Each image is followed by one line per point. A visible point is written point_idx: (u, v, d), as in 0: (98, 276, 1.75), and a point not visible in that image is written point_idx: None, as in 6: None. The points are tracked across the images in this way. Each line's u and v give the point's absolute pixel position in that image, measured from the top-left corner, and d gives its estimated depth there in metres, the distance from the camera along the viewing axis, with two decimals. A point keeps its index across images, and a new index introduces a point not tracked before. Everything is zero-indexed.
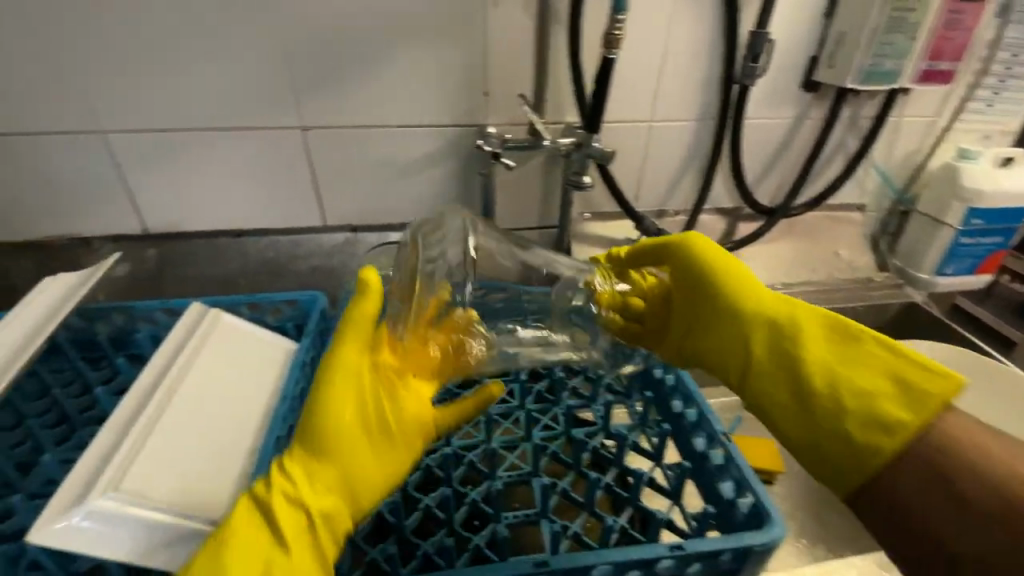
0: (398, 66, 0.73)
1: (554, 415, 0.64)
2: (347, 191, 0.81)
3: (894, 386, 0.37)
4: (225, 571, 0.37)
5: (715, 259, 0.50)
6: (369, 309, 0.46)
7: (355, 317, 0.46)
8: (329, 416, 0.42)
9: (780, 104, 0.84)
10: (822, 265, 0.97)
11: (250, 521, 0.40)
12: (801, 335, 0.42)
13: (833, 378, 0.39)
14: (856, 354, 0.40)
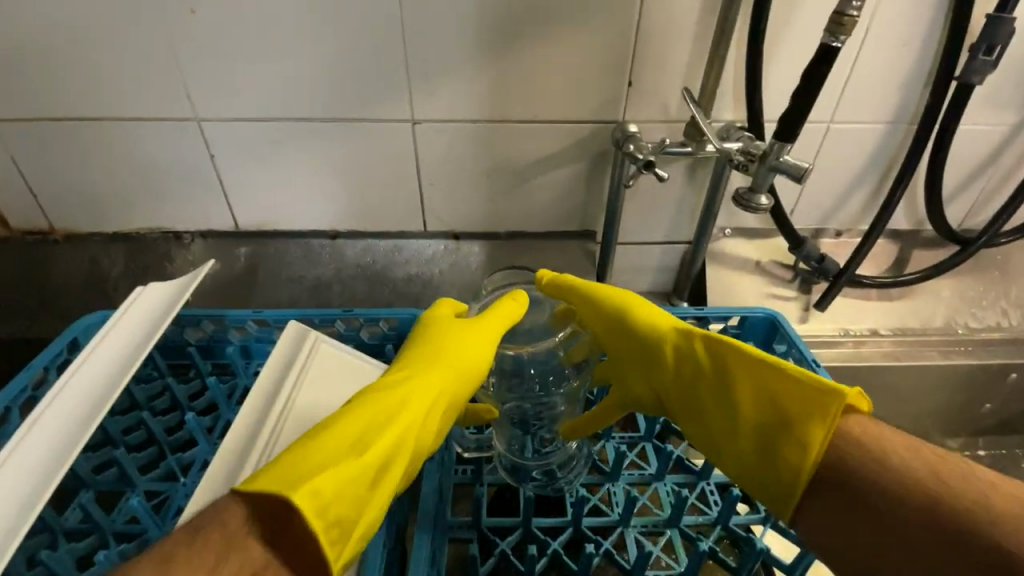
0: (528, 52, 0.60)
1: (702, 493, 0.54)
2: (454, 194, 0.71)
3: (779, 414, 0.42)
4: (327, 499, 0.36)
5: (618, 301, 0.51)
6: (512, 310, 0.50)
7: (500, 309, 0.50)
8: (427, 383, 0.45)
9: (998, 108, 0.66)
10: (1014, 308, 0.77)
11: (312, 460, 0.38)
12: (711, 373, 0.46)
13: (744, 413, 0.44)
14: (758, 381, 0.44)
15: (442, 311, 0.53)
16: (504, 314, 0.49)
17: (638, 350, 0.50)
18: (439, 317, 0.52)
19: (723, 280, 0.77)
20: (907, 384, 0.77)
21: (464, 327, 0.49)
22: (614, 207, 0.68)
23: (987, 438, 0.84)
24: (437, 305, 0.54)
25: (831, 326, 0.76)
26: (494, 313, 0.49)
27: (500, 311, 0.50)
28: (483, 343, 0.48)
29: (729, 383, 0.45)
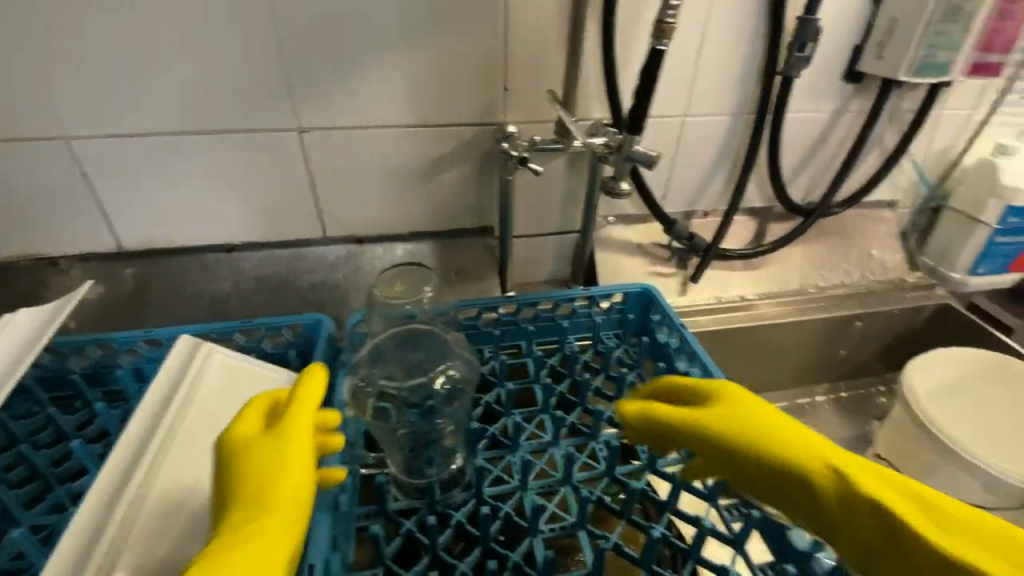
0: (407, 61, 0.64)
1: (593, 452, 0.60)
2: (350, 199, 0.73)
3: None
4: None
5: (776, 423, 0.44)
6: (307, 394, 0.46)
7: (297, 399, 0.46)
8: (260, 502, 0.39)
9: (818, 97, 0.77)
10: (854, 267, 0.91)
11: None
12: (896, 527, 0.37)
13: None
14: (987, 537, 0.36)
15: (247, 414, 0.45)
16: (306, 398, 0.46)
17: (799, 490, 0.41)
18: (242, 427, 0.44)
19: (614, 262, 0.85)
20: (775, 340, 0.88)
21: (274, 431, 0.43)
22: (504, 201, 0.72)
23: (847, 381, 0.98)
24: (240, 413, 0.45)
25: (706, 295, 0.85)
26: (299, 400, 0.45)
27: (303, 395, 0.46)
28: (298, 433, 0.43)
29: (830, 498, 0.40)
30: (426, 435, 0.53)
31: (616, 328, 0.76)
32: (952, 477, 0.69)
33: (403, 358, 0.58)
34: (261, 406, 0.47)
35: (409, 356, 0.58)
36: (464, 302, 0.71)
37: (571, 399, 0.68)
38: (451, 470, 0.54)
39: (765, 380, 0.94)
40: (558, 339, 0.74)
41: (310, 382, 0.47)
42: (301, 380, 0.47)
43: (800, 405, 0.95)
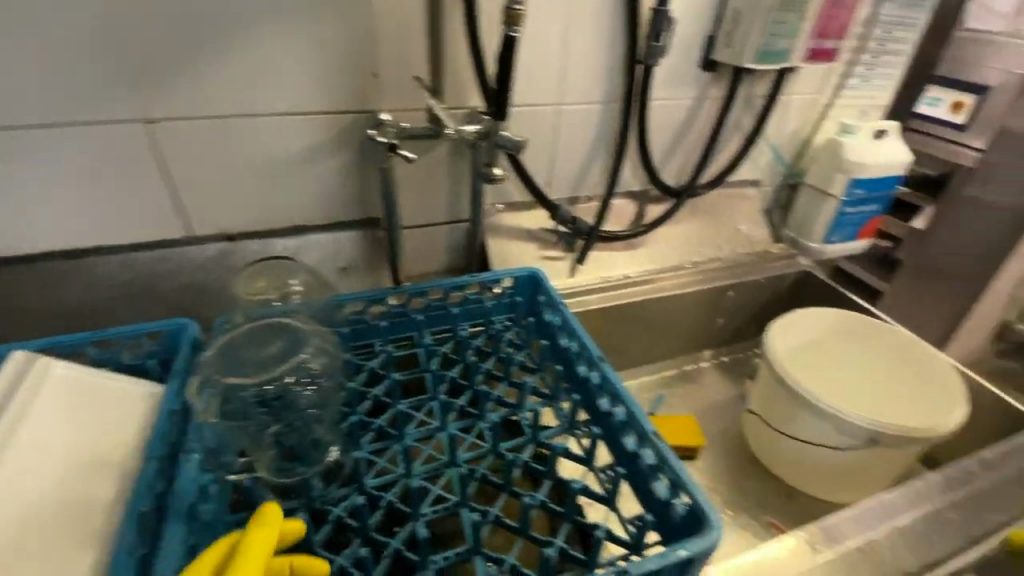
0: (263, 49, 0.61)
1: (480, 432, 0.62)
2: (217, 195, 0.69)
3: None
4: None
5: None
6: (256, 540, 0.39)
7: (243, 547, 0.38)
8: None
9: (680, 85, 0.83)
10: (726, 243, 0.99)
11: None
12: None
13: None
14: None
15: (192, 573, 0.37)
16: (256, 543, 0.39)
17: None
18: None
19: (505, 248, 0.86)
20: (660, 314, 0.94)
21: None
22: (386, 191, 0.72)
23: (727, 347, 1.07)
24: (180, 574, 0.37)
25: (595, 276, 0.89)
26: (252, 553, 0.37)
27: (254, 541, 0.39)
28: None
29: None
30: (291, 425, 0.56)
31: (507, 312, 0.77)
32: (813, 428, 0.75)
33: (253, 352, 0.56)
34: (209, 557, 0.38)
35: (263, 352, 0.57)
36: (350, 295, 0.67)
37: (462, 384, 0.69)
38: (326, 463, 0.55)
39: (655, 352, 1.00)
40: (449, 326, 0.75)
41: (261, 529, 0.40)
42: (250, 528, 0.40)
43: (686, 371, 1.04)
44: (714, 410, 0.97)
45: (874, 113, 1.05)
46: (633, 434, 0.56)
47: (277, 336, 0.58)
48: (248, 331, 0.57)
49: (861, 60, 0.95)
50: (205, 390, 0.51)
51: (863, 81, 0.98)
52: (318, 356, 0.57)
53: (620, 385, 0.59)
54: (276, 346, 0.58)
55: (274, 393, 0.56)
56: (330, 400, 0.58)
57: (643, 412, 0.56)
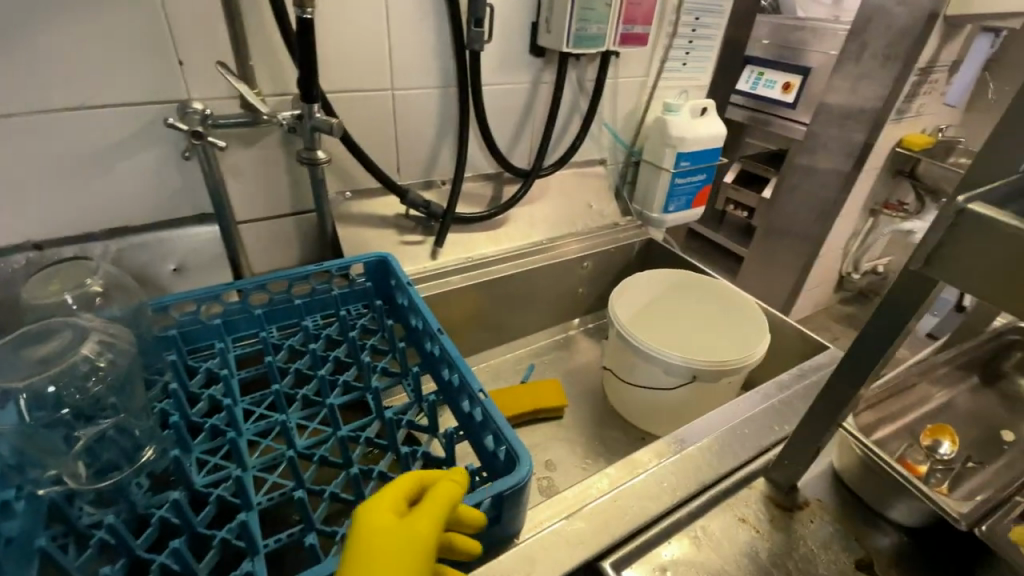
0: (39, 37, 0.56)
1: (325, 418, 0.62)
2: (10, 198, 0.63)
3: None
4: None
5: None
6: (445, 496, 0.42)
7: (432, 498, 0.42)
8: None
9: (513, 70, 0.88)
10: (578, 217, 1.06)
11: None
12: None
13: None
14: None
15: (388, 493, 0.42)
16: (442, 501, 0.42)
17: None
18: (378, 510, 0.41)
19: (358, 237, 0.87)
20: (522, 288, 0.99)
21: (404, 528, 0.40)
22: (212, 183, 0.69)
23: (592, 314, 1.15)
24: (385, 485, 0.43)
25: (454, 257, 0.92)
26: (435, 507, 0.41)
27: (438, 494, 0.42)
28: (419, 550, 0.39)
29: None
30: (100, 432, 0.54)
31: (359, 299, 0.78)
32: (648, 372, 0.85)
33: (30, 355, 0.52)
34: (409, 489, 0.43)
35: (36, 353, 0.52)
36: (174, 297, 0.65)
37: (310, 374, 0.69)
38: (144, 467, 0.53)
39: (524, 324, 1.06)
40: (296, 320, 0.74)
41: (448, 488, 0.43)
42: (443, 482, 0.44)
43: (557, 340, 1.11)
44: (581, 373, 1.05)
45: (696, 93, 1.18)
46: (467, 397, 0.59)
47: (57, 332, 0.54)
48: (22, 333, 0.53)
49: (677, 45, 1.06)
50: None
51: (681, 65, 1.10)
52: (104, 354, 0.54)
53: (455, 353, 0.62)
54: (59, 343, 0.53)
55: (58, 396, 0.52)
56: (135, 398, 0.56)
57: (474, 375, 0.60)
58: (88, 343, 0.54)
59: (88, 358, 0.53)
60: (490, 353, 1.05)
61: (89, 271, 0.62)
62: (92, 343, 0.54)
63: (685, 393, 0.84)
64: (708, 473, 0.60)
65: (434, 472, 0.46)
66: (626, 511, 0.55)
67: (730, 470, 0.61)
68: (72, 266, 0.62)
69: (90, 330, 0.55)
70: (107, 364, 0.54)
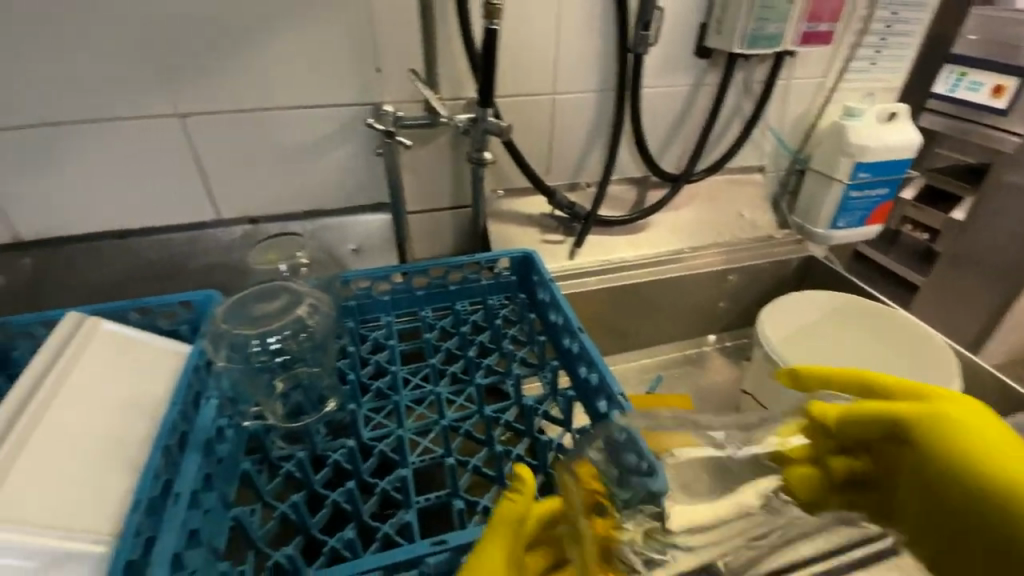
0: (278, 48, 0.69)
1: (469, 395, 0.67)
2: (239, 180, 0.76)
3: None
4: None
5: None
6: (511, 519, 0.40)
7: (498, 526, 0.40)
8: None
9: (676, 72, 0.86)
10: (728, 228, 1.00)
11: None
12: None
13: None
14: None
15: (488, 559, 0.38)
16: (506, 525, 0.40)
17: None
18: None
19: (505, 233, 0.91)
20: (660, 296, 0.96)
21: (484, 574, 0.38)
22: (391, 177, 0.78)
23: (732, 332, 1.08)
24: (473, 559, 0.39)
25: (594, 260, 0.92)
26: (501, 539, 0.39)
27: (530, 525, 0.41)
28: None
29: None
30: (296, 376, 0.65)
31: (503, 291, 0.82)
32: None
33: (258, 310, 0.65)
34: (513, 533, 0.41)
35: (261, 308, 0.65)
36: (355, 273, 0.74)
37: (457, 354, 0.75)
38: (325, 414, 0.62)
39: (657, 334, 1.02)
40: (448, 303, 0.80)
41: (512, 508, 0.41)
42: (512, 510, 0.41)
43: (690, 356, 1.05)
44: (714, 392, 0.99)
45: (883, 97, 1.04)
46: (605, 397, 0.59)
47: (279, 294, 0.67)
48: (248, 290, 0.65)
49: (865, 44, 0.96)
50: (218, 343, 0.59)
51: (868, 65, 0.99)
52: (314, 316, 0.64)
53: (596, 352, 0.63)
54: (282, 304, 0.66)
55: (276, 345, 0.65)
56: (324, 355, 0.65)
57: (614, 375, 0.59)
58: (304, 307, 0.64)
59: (302, 317, 0.64)
60: (618, 359, 1.03)
61: (295, 246, 0.75)
62: (305, 309, 0.64)
63: None
64: None
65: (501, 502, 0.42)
66: None
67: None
68: (283, 240, 0.75)
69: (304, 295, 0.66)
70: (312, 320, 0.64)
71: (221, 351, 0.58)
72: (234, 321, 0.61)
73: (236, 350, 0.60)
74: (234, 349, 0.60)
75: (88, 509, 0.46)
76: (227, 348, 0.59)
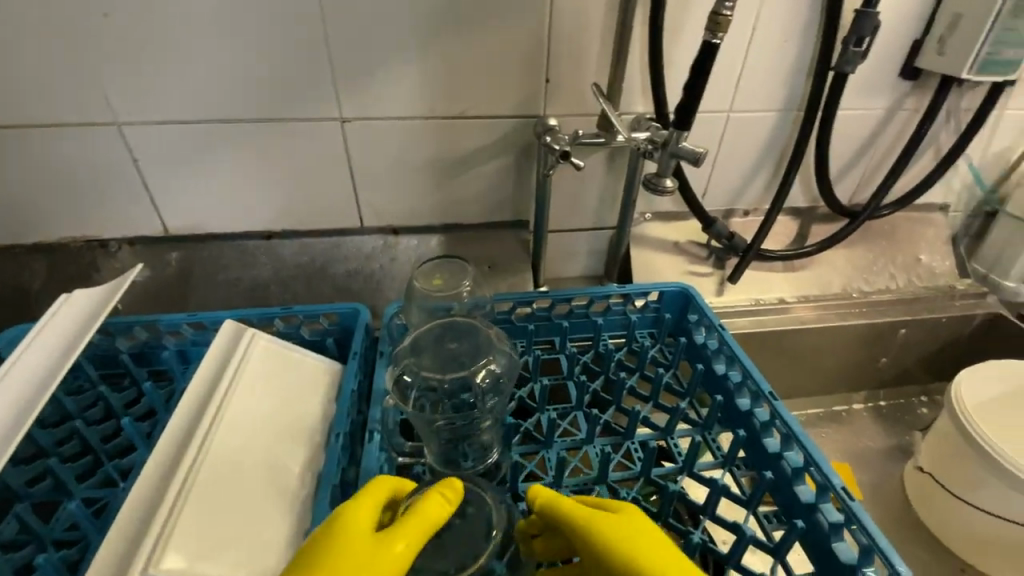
0: (448, 53, 0.64)
1: (627, 451, 0.60)
2: (389, 188, 0.73)
3: None
4: None
5: None
6: (436, 511, 0.39)
7: (422, 508, 0.39)
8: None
9: (871, 94, 0.75)
10: (901, 272, 0.87)
11: None
12: None
13: None
14: None
15: (416, 518, 0.38)
16: (426, 518, 0.39)
17: None
18: (349, 545, 0.37)
19: (649, 260, 0.83)
20: (817, 345, 0.85)
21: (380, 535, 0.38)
22: (542, 195, 0.72)
23: (887, 390, 0.95)
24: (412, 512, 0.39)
25: (744, 297, 0.83)
26: (419, 521, 0.38)
27: (377, 489, 0.43)
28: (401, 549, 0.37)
29: None
30: (463, 437, 0.53)
31: (651, 327, 0.74)
32: (996, 495, 0.65)
33: (446, 358, 0.53)
34: (363, 502, 0.41)
35: (445, 348, 0.54)
36: (500, 295, 0.70)
37: (604, 397, 0.67)
38: (488, 463, 0.54)
39: (802, 384, 0.91)
40: (592, 334, 0.72)
41: (438, 500, 0.40)
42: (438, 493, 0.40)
43: (836, 412, 0.93)
44: (867, 458, 0.87)
45: None
46: (809, 484, 0.51)
47: (467, 335, 0.55)
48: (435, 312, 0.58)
49: None
50: (394, 385, 0.52)
51: None
52: (487, 398, 0.53)
53: (795, 426, 0.54)
54: (474, 357, 0.53)
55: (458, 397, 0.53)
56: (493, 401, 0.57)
57: (824, 461, 0.51)
58: (486, 369, 0.52)
59: (474, 381, 0.52)
60: None
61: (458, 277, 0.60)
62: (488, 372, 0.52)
63: None
64: None
65: (436, 502, 0.39)
66: None
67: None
68: (443, 269, 0.60)
69: (486, 347, 0.54)
70: (489, 384, 0.52)
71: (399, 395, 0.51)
72: (413, 364, 0.52)
73: (411, 399, 0.51)
74: (409, 399, 0.51)
75: (261, 554, 0.43)
76: (402, 394, 0.51)
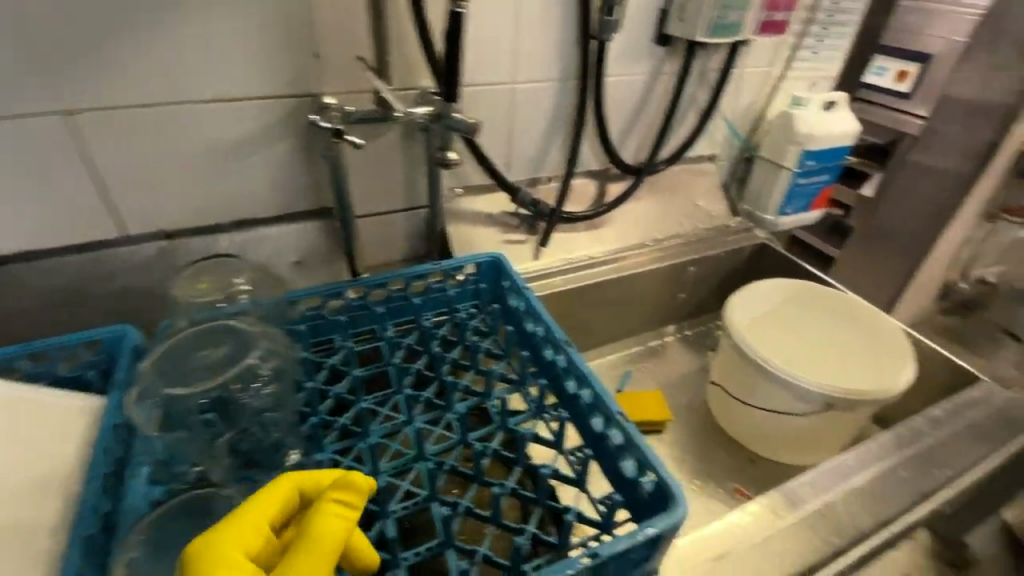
0: (190, 30, 0.57)
1: (448, 423, 0.61)
2: (151, 188, 0.64)
3: None
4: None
5: None
6: (337, 527, 0.38)
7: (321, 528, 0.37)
8: None
9: (636, 60, 0.83)
10: (685, 218, 1.00)
11: None
12: None
13: None
14: None
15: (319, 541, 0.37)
16: (322, 537, 0.37)
17: None
18: (235, 553, 0.35)
19: (465, 233, 0.84)
20: (626, 292, 0.94)
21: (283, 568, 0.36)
22: (336, 178, 0.68)
23: (690, 321, 1.09)
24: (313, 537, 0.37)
25: (558, 260, 0.88)
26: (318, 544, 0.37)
27: (266, 502, 0.39)
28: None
29: None
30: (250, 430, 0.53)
31: (472, 300, 0.75)
32: (770, 395, 0.78)
33: (202, 365, 0.53)
34: (253, 513, 0.38)
35: (202, 356, 0.53)
36: (305, 291, 0.64)
37: (428, 375, 0.67)
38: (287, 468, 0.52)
39: (620, 329, 1.01)
40: (412, 316, 0.71)
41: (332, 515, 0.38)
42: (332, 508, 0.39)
43: (652, 348, 1.05)
44: (681, 383, 0.99)
45: (822, 87, 1.07)
46: (600, 416, 0.56)
47: (226, 339, 0.55)
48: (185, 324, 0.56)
49: (808, 35, 0.96)
50: (143, 404, 0.48)
51: (809, 55, 0.99)
52: (269, 386, 0.53)
53: (586, 368, 0.59)
54: (234, 359, 0.53)
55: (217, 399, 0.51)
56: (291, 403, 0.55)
57: (608, 393, 0.56)
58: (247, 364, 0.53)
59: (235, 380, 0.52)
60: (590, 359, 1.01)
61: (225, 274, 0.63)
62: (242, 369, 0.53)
63: (810, 419, 0.77)
64: (863, 518, 0.54)
65: (338, 517, 0.38)
66: (781, 554, 0.50)
67: (869, 529, 0.54)
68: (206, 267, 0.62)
69: (246, 345, 0.55)
70: (268, 375, 0.53)
71: (138, 411, 0.47)
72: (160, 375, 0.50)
73: (152, 411, 0.48)
74: (150, 412, 0.48)
75: None
76: (142, 409, 0.48)
